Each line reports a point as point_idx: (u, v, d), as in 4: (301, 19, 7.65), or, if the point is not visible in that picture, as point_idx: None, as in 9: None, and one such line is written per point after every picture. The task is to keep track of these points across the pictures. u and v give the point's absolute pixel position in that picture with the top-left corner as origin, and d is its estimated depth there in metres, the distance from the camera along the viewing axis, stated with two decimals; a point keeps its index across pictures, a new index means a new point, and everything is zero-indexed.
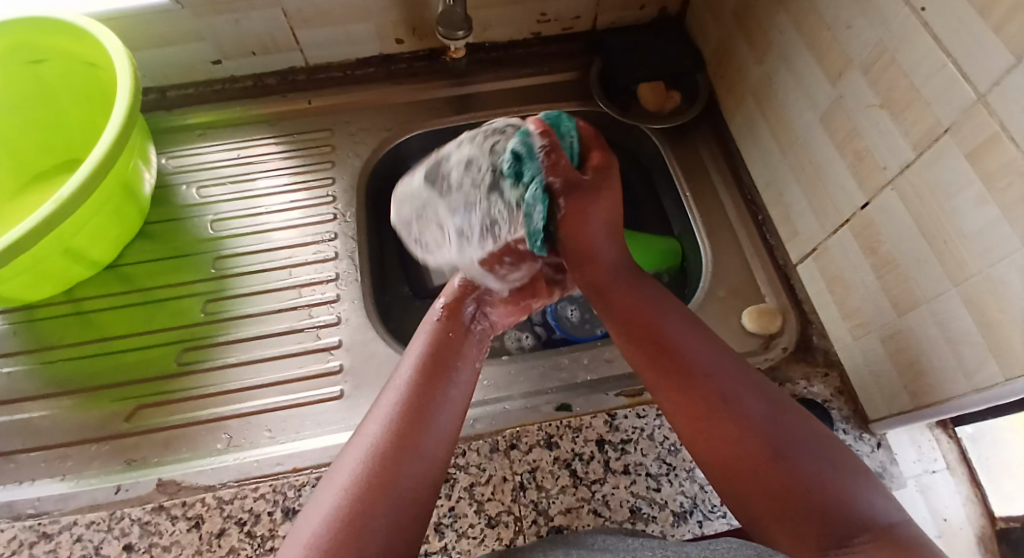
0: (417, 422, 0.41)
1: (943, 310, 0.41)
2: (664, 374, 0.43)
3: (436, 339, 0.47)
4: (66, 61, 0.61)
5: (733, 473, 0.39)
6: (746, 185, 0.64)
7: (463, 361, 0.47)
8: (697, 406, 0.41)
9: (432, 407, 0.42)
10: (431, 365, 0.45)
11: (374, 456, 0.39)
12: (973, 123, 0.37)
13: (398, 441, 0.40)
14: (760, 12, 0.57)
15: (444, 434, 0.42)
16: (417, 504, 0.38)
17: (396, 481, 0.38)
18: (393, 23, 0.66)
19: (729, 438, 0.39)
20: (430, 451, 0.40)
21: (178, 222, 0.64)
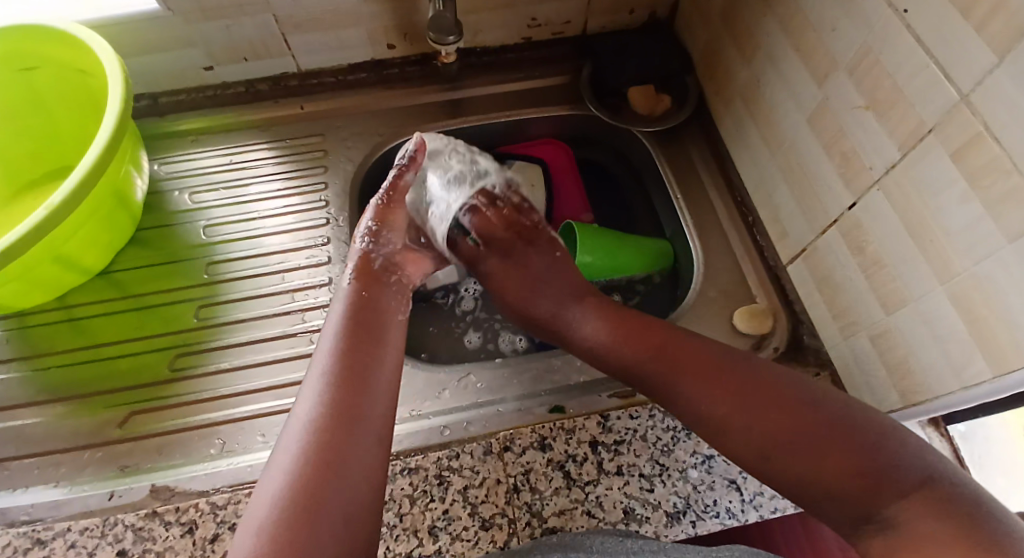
0: (350, 390, 0.41)
1: (929, 308, 0.42)
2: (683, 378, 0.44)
3: (356, 304, 0.48)
4: (57, 68, 0.61)
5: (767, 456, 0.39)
6: (736, 187, 0.65)
7: (386, 321, 0.47)
8: (725, 401, 0.41)
9: (364, 369, 0.43)
10: (355, 329, 0.45)
11: (315, 435, 0.38)
12: (956, 123, 0.38)
13: (334, 412, 0.39)
14: (747, 16, 0.58)
15: (380, 393, 0.42)
16: (364, 474, 0.38)
17: (340, 456, 0.37)
18: (384, 28, 0.67)
19: (757, 424, 0.40)
20: (370, 415, 0.40)
21: (172, 228, 0.64)
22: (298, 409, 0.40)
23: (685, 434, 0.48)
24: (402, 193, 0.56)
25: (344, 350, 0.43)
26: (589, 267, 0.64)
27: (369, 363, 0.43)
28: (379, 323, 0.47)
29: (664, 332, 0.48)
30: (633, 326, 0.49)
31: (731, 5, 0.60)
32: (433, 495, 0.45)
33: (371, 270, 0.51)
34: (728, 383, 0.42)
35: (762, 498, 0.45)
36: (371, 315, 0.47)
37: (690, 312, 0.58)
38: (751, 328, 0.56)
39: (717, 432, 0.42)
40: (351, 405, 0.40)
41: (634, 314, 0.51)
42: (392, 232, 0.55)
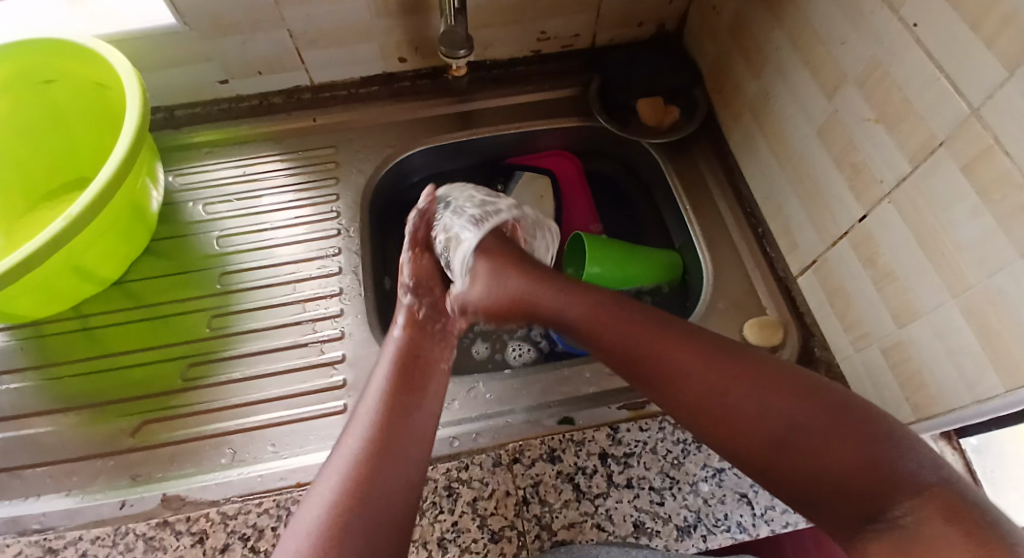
0: (396, 429, 0.43)
1: (942, 322, 0.42)
2: (674, 395, 0.43)
3: (406, 346, 0.49)
4: (77, 81, 0.62)
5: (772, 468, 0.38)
6: (745, 199, 0.65)
7: (433, 360, 0.49)
8: (718, 420, 0.41)
9: (409, 413, 0.44)
10: (404, 370, 0.47)
11: (357, 461, 0.40)
12: (966, 138, 0.38)
13: (380, 446, 0.41)
14: (755, 30, 0.58)
15: (422, 437, 0.43)
16: (396, 506, 0.39)
17: (381, 491, 0.39)
18: (396, 43, 0.68)
19: (762, 441, 0.39)
20: (412, 454, 0.42)
21: (185, 238, 0.65)
22: (345, 440, 0.42)
23: (696, 447, 0.48)
24: (424, 244, 0.56)
25: (391, 391, 0.45)
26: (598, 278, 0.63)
27: (416, 407, 0.45)
28: (426, 366, 0.48)
29: (668, 331, 0.45)
30: (635, 316, 0.47)
31: (739, 19, 0.60)
32: (442, 507, 0.45)
33: (416, 320, 0.51)
34: (731, 391, 0.41)
35: (773, 512, 0.45)
36: (421, 356, 0.48)
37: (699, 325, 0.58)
38: (760, 340, 0.56)
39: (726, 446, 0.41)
40: (395, 442, 0.42)
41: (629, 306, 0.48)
42: (428, 282, 0.55)
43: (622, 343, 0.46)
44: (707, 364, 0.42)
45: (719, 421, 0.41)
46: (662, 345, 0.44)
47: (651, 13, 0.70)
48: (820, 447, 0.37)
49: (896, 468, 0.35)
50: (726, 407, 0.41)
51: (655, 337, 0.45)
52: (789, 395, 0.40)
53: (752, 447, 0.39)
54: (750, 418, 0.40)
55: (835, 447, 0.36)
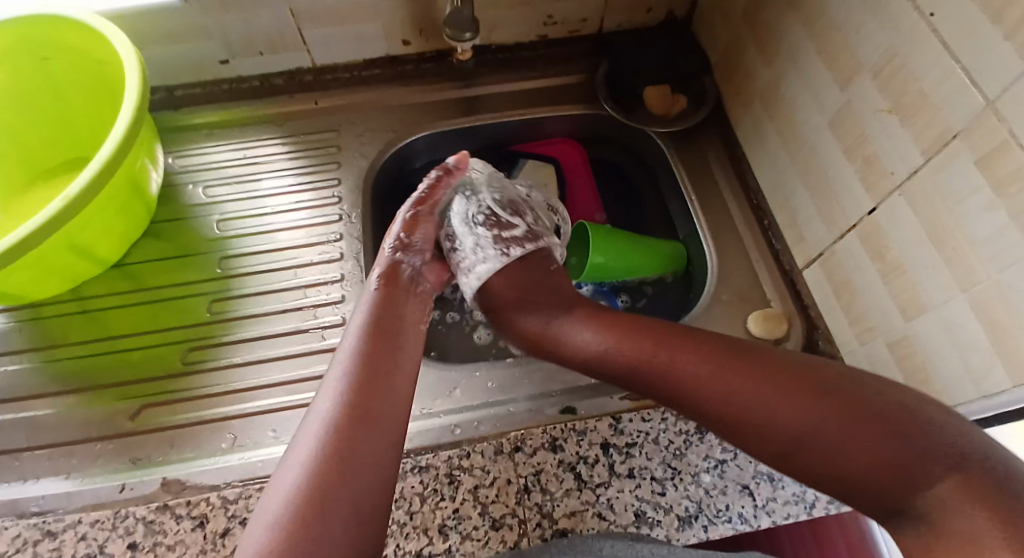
0: (366, 392, 0.42)
1: (949, 317, 0.41)
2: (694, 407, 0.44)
3: (379, 305, 0.49)
4: (74, 58, 0.61)
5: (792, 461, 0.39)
6: (752, 190, 0.64)
7: (405, 322, 0.49)
8: (736, 420, 0.41)
9: (382, 373, 0.44)
10: (376, 331, 0.47)
11: (333, 427, 0.40)
12: (982, 130, 0.37)
13: (352, 410, 0.41)
14: (768, 16, 0.57)
15: (398, 397, 0.43)
16: (375, 475, 0.39)
17: (353, 456, 0.39)
18: (401, 24, 0.67)
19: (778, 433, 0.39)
20: (391, 418, 0.42)
21: (184, 221, 0.64)
22: (316, 405, 0.42)
23: (698, 438, 0.48)
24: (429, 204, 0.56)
25: (363, 353, 0.45)
26: (603, 267, 0.63)
27: (391, 368, 0.45)
28: (398, 327, 0.49)
29: (684, 341, 0.46)
30: (641, 338, 0.48)
31: (751, 6, 0.59)
32: (443, 494, 0.45)
33: (396, 276, 0.52)
34: (745, 384, 0.41)
35: (774, 504, 0.45)
36: (392, 317, 0.49)
37: (703, 316, 0.58)
38: (765, 332, 0.55)
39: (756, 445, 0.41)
40: (366, 405, 0.42)
41: (672, 328, 0.48)
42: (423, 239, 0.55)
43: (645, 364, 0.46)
44: (728, 372, 0.43)
45: (747, 429, 0.41)
46: (676, 362, 0.45)
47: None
48: (826, 438, 0.37)
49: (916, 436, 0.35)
50: (741, 407, 0.41)
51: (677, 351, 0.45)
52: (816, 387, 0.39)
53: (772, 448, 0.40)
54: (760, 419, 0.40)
55: (848, 426, 0.37)
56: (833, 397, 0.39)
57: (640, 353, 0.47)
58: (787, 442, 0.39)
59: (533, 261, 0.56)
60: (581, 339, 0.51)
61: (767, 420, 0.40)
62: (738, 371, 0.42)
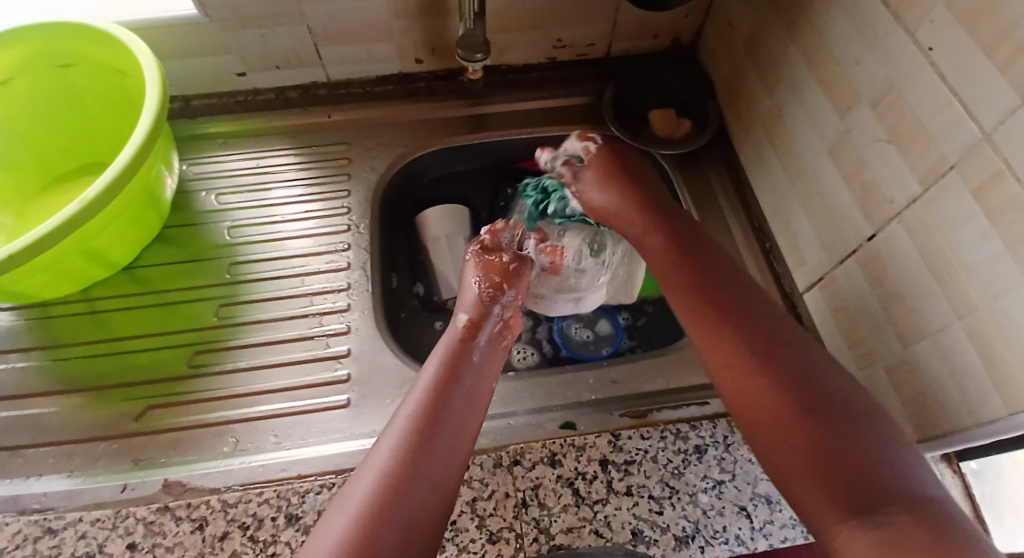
0: (430, 443, 0.42)
1: (947, 343, 0.42)
2: (715, 307, 0.47)
3: (456, 353, 0.48)
4: (95, 65, 0.62)
5: (754, 423, 0.42)
6: (754, 213, 0.65)
7: (483, 369, 0.49)
8: (740, 364, 0.44)
9: (449, 426, 0.43)
10: (449, 379, 0.46)
11: (390, 475, 0.39)
12: (978, 160, 0.38)
13: (410, 459, 0.40)
14: (771, 46, 0.58)
15: (455, 454, 0.42)
16: (423, 530, 0.38)
17: (406, 508, 0.38)
18: (414, 44, 0.68)
19: (753, 389, 0.42)
20: (444, 474, 0.41)
21: (196, 227, 0.65)
22: (379, 448, 0.42)
23: (696, 458, 0.48)
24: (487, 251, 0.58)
25: (433, 400, 0.44)
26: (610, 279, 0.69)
27: (456, 421, 0.44)
28: (473, 376, 0.47)
29: (727, 272, 0.50)
30: (687, 270, 0.51)
31: (754, 36, 0.61)
32: None
33: (476, 317, 0.52)
34: (742, 343, 0.45)
35: (771, 526, 0.45)
36: (467, 361, 0.48)
37: None
38: None
39: (739, 396, 0.43)
40: (427, 455, 0.41)
41: (730, 268, 0.50)
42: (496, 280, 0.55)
43: (665, 267, 0.52)
44: (758, 317, 0.46)
45: (749, 414, 0.42)
46: (750, 300, 0.47)
47: (667, 25, 0.70)
48: (783, 389, 0.41)
49: (882, 470, 0.36)
50: (768, 340, 0.44)
51: (703, 266, 0.50)
52: (836, 395, 0.41)
53: (746, 390, 0.43)
54: (795, 377, 0.42)
55: (837, 445, 0.38)
56: (822, 409, 0.40)
57: (694, 275, 0.50)
58: (773, 429, 0.41)
59: (635, 167, 0.60)
60: (608, 200, 0.59)
61: (775, 381, 0.42)
62: (803, 360, 0.43)
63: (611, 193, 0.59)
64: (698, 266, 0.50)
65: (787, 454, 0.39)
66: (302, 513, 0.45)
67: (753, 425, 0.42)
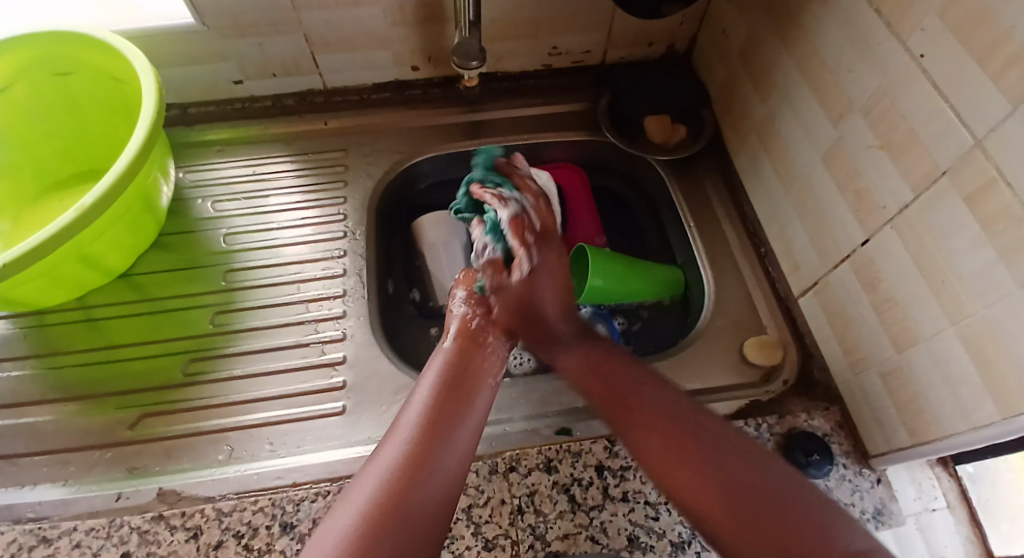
0: (435, 443, 0.42)
1: (940, 350, 0.42)
2: (655, 428, 0.45)
3: (454, 362, 0.49)
4: (92, 73, 0.62)
5: (712, 507, 0.40)
6: (749, 219, 0.65)
7: (482, 371, 0.49)
8: (617, 396, 0.48)
9: (452, 428, 0.44)
10: (449, 385, 0.47)
11: (395, 474, 0.40)
12: (969, 168, 0.38)
13: (413, 459, 0.41)
14: (765, 53, 0.59)
15: (460, 453, 0.43)
16: (429, 526, 0.39)
17: (411, 505, 0.39)
18: (410, 51, 0.69)
19: (670, 449, 0.43)
20: (449, 472, 0.42)
21: (193, 234, 0.66)
22: (383, 450, 0.42)
23: None
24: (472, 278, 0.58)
25: (437, 403, 0.45)
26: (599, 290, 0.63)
27: (458, 423, 0.44)
28: (473, 380, 0.48)
29: (636, 377, 0.49)
30: (597, 378, 0.50)
31: (748, 44, 0.61)
32: None
33: (468, 331, 0.53)
34: (652, 451, 0.44)
35: None
36: (468, 366, 0.49)
37: (698, 342, 0.59)
38: (761, 360, 0.56)
39: (642, 450, 0.45)
40: (429, 459, 0.41)
41: (651, 377, 0.49)
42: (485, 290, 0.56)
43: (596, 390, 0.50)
44: (651, 395, 0.47)
45: (680, 473, 0.42)
46: (631, 390, 0.48)
47: (662, 33, 0.71)
48: (692, 441, 0.43)
49: (802, 513, 0.39)
50: (649, 416, 0.46)
51: (638, 389, 0.48)
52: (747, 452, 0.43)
53: (661, 462, 0.43)
54: (699, 452, 0.43)
55: (782, 519, 0.38)
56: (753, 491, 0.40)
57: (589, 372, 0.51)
58: (716, 507, 0.40)
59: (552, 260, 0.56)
60: (546, 303, 0.55)
61: (673, 442, 0.44)
62: (700, 432, 0.44)
63: (546, 287, 0.55)
64: (621, 387, 0.48)
65: (723, 525, 0.39)
66: (297, 521, 0.44)
67: (702, 506, 0.41)
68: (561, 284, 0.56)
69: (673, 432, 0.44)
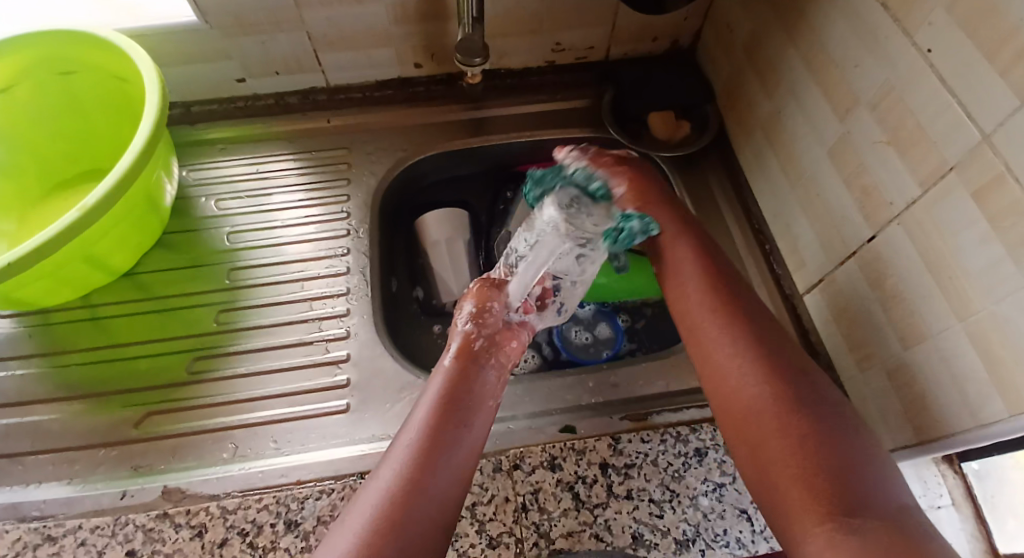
0: (431, 466, 0.41)
1: (947, 347, 0.42)
2: (714, 294, 0.49)
3: (453, 380, 0.47)
4: (97, 73, 0.62)
5: (738, 424, 0.42)
6: (754, 215, 0.65)
7: (481, 393, 0.48)
8: (717, 298, 0.48)
9: (450, 449, 0.43)
10: (448, 404, 0.45)
11: (390, 499, 0.39)
12: (977, 163, 0.38)
13: (410, 485, 0.40)
14: (771, 49, 0.58)
15: (457, 475, 0.42)
16: (426, 550, 0.38)
17: (406, 531, 0.38)
18: (413, 48, 0.69)
19: (721, 369, 0.45)
20: (446, 493, 0.41)
21: (196, 233, 0.66)
22: (378, 475, 0.42)
23: (697, 461, 0.48)
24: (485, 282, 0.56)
25: (434, 423, 0.44)
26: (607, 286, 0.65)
27: (456, 443, 0.43)
28: (472, 399, 0.47)
29: (714, 307, 0.48)
30: (682, 295, 0.51)
31: (754, 39, 0.61)
32: None
33: (471, 347, 0.50)
34: (719, 329, 0.47)
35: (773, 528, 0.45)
36: (467, 380, 0.48)
37: None
38: None
39: (704, 354, 0.47)
40: (425, 482, 0.40)
41: (733, 286, 0.50)
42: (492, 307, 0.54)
43: (687, 300, 0.50)
44: (717, 326, 0.47)
45: (741, 419, 0.42)
46: (702, 322, 0.48)
47: (666, 28, 0.70)
48: (755, 364, 0.44)
49: (863, 477, 0.37)
50: (699, 330, 0.48)
51: (705, 322, 0.48)
52: (797, 380, 0.42)
53: (707, 345, 0.47)
54: (739, 347, 0.45)
55: (817, 445, 0.39)
56: (801, 408, 0.41)
57: (680, 294, 0.51)
58: (757, 426, 0.41)
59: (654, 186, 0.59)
60: (689, 274, 0.51)
61: (735, 336, 0.46)
62: (779, 353, 0.44)
63: (665, 214, 0.56)
64: (724, 296, 0.49)
65: (772, 446, 0.40)
66: (301, 518, 0.44)
67: (730, 415, 0.43)
68: (648, 188, 0.58)
69: (756, 383, 0.43)
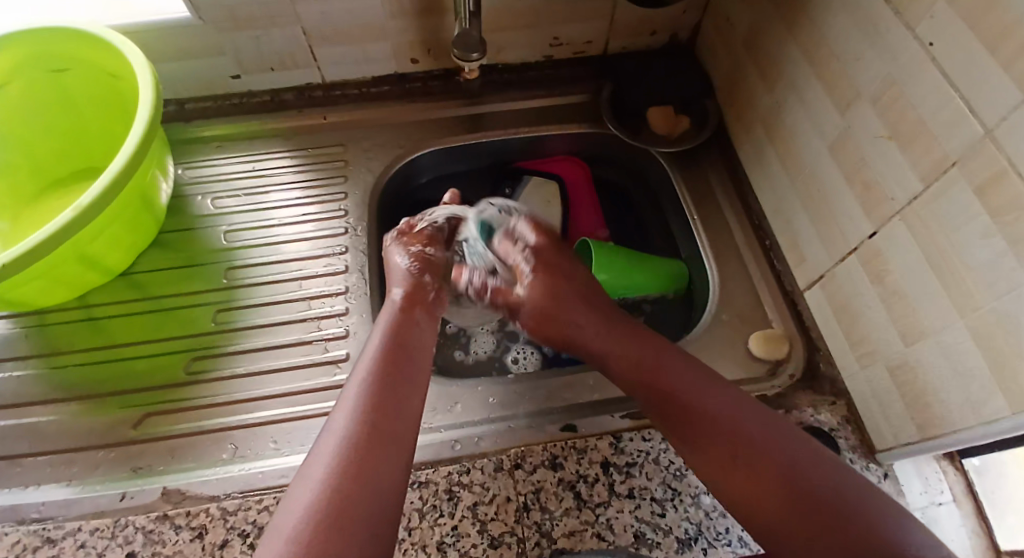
0: (382, 414, 0.42)
1: (949, 343, 0.42)
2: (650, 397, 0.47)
3: (392, 333, 0.48)
4: (89, 69, 0.62)
5: (753, 503, 0.39)
6: (754, 212, 0.65)
7: (419, 345, 0.49)
8: (651, 384, 0.47)
9: (399, 399, 0.43)
10: (390, 356, 0.46)
11: (348, 443, 0.39)
12: (980, 158, 0.38)
13: (367, 433, 0.40)
14: (771, 43, 0.58)
15: (409, 418, 0.43)
16: (386, 493, 0.38)
17: (369, 479, 0.38)
18: (409, 43, 0.68)
19: (702, 439, 0.43)
20: (403, 438, 0.41)
21: (193, 232, 0.65)
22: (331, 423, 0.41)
23: None
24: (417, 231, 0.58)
25: (380, 373, 0.44)
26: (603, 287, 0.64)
27: (402, 394, 0.44)
28: (412, 352, 0.48)
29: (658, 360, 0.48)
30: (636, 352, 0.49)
31: (754, 32, 0.60)
32: (442, 511, 0.45)
33: (413, 292, 0.53)
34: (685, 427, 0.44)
35: None
36: (405, 341, 0.48)
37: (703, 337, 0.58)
38: (765, 353, 0.56)
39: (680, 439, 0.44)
40: (378, 429, 0.41)
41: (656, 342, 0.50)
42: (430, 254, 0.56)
43: (633, 376, 0.48)
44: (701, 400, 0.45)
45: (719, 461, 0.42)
46: (667, 375, 0.47)
47: (665, 21, 0.70)
48: (730, 421, 0.43)
49: (861, 511, 0.37)
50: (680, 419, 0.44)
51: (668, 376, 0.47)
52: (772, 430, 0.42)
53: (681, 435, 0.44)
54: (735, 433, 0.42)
55: (826, 510, 0.37)
56: (805, 482, 0.38)
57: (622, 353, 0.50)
58: (765, 496, 0.39)
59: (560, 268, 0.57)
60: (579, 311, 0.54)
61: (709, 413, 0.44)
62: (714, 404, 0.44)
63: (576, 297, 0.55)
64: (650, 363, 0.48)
65: (761, 490, 0.39)
66: None
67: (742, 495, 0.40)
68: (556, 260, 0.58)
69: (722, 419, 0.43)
